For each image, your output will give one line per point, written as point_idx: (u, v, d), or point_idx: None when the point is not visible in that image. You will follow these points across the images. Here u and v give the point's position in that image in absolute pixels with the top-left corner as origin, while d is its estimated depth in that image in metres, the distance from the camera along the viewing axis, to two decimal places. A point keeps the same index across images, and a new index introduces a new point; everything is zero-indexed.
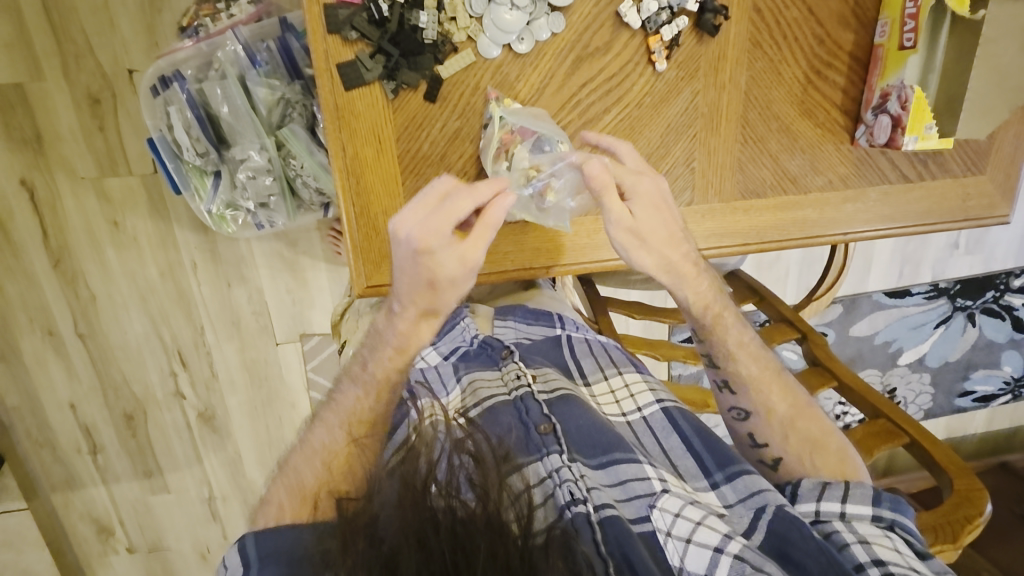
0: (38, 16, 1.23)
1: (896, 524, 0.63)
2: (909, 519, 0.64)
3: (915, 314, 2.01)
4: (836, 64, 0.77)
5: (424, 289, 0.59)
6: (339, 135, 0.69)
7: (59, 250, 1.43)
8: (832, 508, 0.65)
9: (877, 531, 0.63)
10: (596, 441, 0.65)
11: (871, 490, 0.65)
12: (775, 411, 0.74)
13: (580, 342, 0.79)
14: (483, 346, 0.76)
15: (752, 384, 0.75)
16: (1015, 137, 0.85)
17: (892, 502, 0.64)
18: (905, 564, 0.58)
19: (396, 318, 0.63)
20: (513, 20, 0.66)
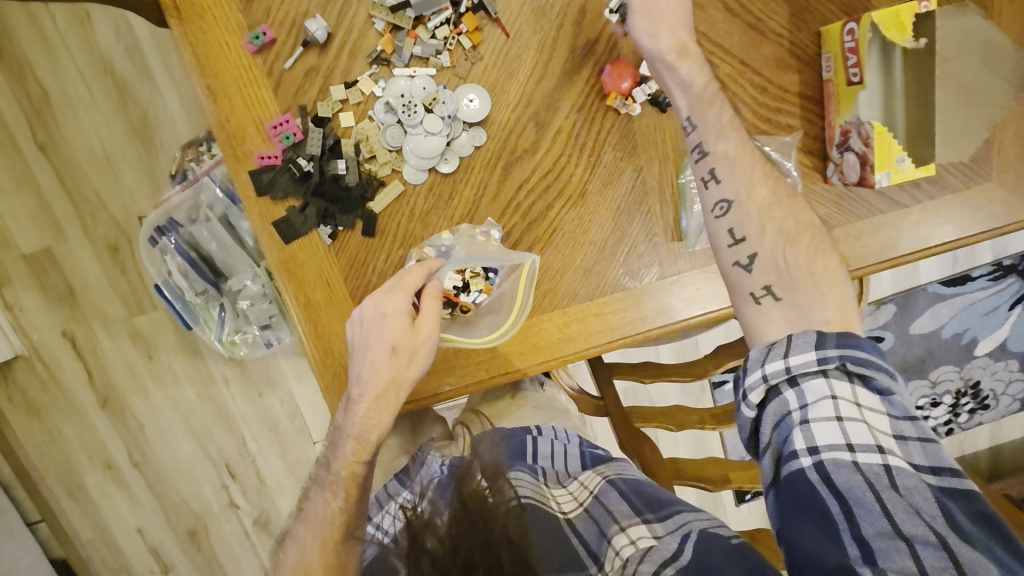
0: (53, 186, 1.35)
1: (846, 362, 0.55)
2: (858, 350, 0.55)
3: (983, 299, 1.81)
4: (787, 107, 0.72)
5: (388, 356, 0.62)
6: (290, 288, 0.69)
7: (105, 390, 1.54)
8: (777, 370, 0.56)
9: (825, 390, 0.54)
10: (554, 554, 0.61)
11: (814, 334, 0.56)
12: (771, 242, 0.62)
13: (544, 443, 0.82)
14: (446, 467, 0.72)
15: (751, 192, 0.64)
16: (1019, 134, 0.75)
17: (839, 338, 0.55)
18: (839, 441, 0.52)
19: (352, 403, 0.64)
20: (433, 144, 0.66)
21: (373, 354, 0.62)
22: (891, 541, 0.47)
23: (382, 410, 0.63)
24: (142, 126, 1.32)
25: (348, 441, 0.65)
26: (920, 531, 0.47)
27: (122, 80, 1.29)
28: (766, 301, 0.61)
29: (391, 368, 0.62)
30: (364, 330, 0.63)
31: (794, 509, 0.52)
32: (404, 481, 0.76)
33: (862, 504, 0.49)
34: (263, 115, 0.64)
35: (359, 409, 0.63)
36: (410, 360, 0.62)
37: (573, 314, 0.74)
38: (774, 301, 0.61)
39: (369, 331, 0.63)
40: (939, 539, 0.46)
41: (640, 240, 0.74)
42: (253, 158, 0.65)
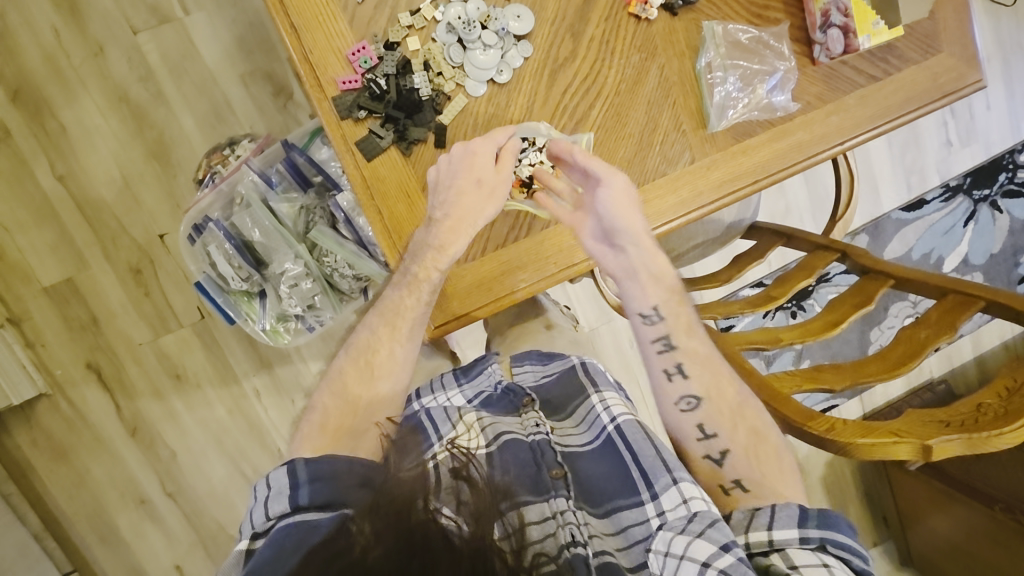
0: (72, 215, 1.37)
1: (825, 542, 0.64)
2: (837, 531, 0.65)
3: (940, 220, 2.01)
4: (772, 4, 0.86)
5: (474, 186, 0.73)
6: (372, 202, 0.77)
7: (133, 419, 1.51)
8: (762, 538, 0.66)
9: (810, 554, 0.63)
10: (597, 491, 0.78)
11: (795, 511, 0.66)
12: (721, 402, 0.76)
13: (590, 367, 0.94)
14: (505, 391, 0.94)
15: (712, 388, 0.76)
16: (955, 11, 0.92)
17: (818, 520, 0.65)
18: None
19: (433, 226, 0.74)
20: (490, 57, 0.76)
21: (460, 184, 0.73)
22: None
23: (459, 232, 0.73)
24: (158, 148, 1.38)
25: (427, 252, 0.74)
26: None
27: (138, 105, 1.36)
28: (738, 491, 0.72)
29: (475, 197, 0.73)
30: (452, 166, 0.74)
31: None
32: (459, 379, 0.98)
33: None
34: (342, 45, 0.73)
35: (442, 227, 0.73)
36: (492, 192, 0.74)
37: None
38: (745, 490, 0.71)
39: (459, 164, 0.73)
40: None
41: (671, 129, 0.85)
42: (336, 85, 0.74)
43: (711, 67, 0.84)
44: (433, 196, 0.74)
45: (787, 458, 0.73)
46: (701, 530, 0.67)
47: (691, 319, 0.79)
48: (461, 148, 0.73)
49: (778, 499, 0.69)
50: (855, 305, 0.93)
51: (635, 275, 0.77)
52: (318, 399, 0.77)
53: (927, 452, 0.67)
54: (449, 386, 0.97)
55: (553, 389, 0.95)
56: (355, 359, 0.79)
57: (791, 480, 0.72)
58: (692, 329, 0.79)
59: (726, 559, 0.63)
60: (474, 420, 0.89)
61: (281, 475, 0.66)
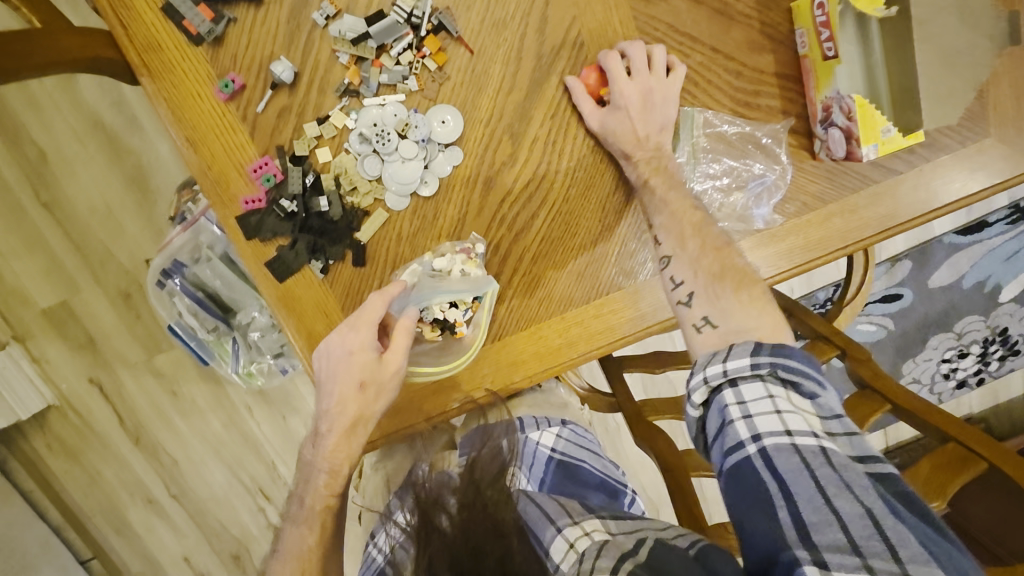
0: (60, 240, 1.38)
1: (777, 366, 0.56)
2: (789, 355, 0.57)
3: (1003, 244, 1.77)
4: (766, 88, 0.71)
5: (355, 392, 0.63)
6: (288, 325, 0.70)
7: (135, 429, 1.58)
8: (716, 372, 0.58)
9: (762, 389, 0.56)
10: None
11: (752, 342, 0.58)
12: (727, 295, 0.63)
13: (521, 444, 0.85)
14: (433, 479, 0.73)
15: (689, 241, 0.66)
16: (1011, 86, 0.74)
17: (772, 345, 0.57)
18: (780, 429, 0.54)
19: (320, 436, 0.65)
20: (411, 169, 0.66)
21: (339, 389, 0.63)
22: (822, 516, 0.49)
23: (349, 442, 0.63)
24: (137, 174, 1.35)
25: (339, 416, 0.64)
26: (851, 506, 0.49)
27: (113, 130, 1.32)
28: (708, 330, 0.62)
29: (358, 403, 0.63)
30: (330, 364, 0.64)
31: (737, 501, 0.53)
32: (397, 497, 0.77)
33: (799, 489, 0.51)
34: (243, 159, 0.65)
35: (331, 438, 0.65)
36: (377, 393, 0.64)
37: (571, 318, 0.73)
38: (713, 327, 0.62)
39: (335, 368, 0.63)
40: (867, 512, 0.48)
41: (630, 238, 0.73)
42: (239, 203, 0.66)
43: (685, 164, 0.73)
44: (318, 400, 0.65)
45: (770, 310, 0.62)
46: (591, 567, 0.56)
47: (673, 182, 0.68)
48: (336, 346, 0.64)
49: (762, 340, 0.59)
50: None
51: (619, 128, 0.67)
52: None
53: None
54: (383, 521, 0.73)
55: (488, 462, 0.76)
56: None
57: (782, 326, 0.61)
58: (675, 185, 0.68)
59: None
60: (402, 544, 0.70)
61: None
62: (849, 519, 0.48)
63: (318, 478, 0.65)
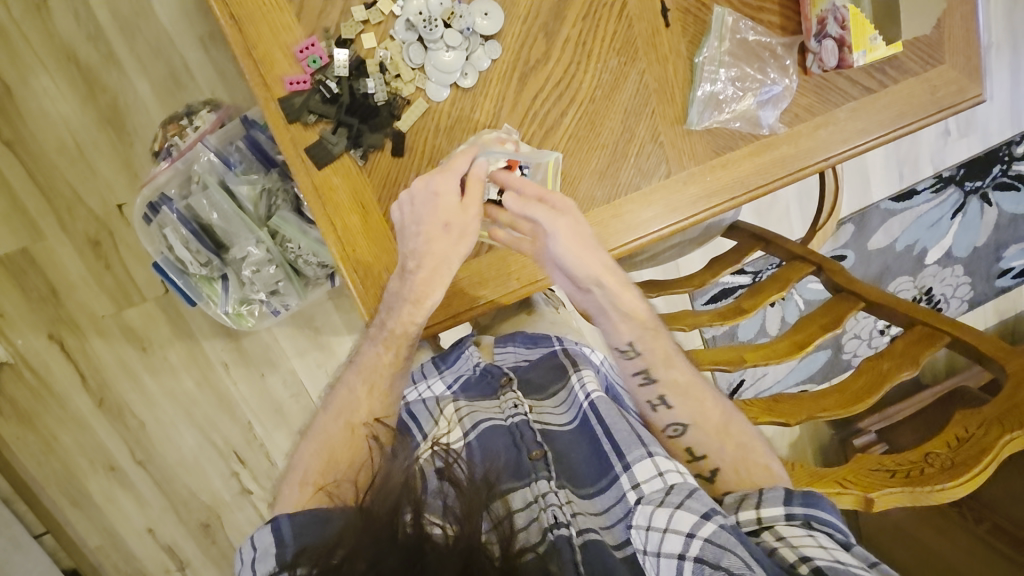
0: (23, 181, 1.30)
1: (811, 518, 0.65)
2: (820, 508, 0.65)
3: (928, 212, 1.98)
4: (767, 6, 0.81)
5: (441, 232, 0.68)
6: (326, 212, 0.71)
7: (99, 389, 1.48)
8: (751, 519, 0.67)
9: (799, 531, 0.64)
10: (581, 474, 0.78)
11: (781, 492, 0.68)
12: (678, 381, 0.78)
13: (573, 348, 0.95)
14: (484, 373, 0.93)
15: (666, 365, 0.78)
16: (961, 19, 0.86)
17: (802, 498, 0.66)
18: (826, 555, 0.59)
19: (407, 273, 0.70)
20: (453, 58, 0.70)
21: (426, 231, 0.68)
22: None
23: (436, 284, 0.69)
24: (113, 111, 1.30)
25: (405, 304, 0.70)
26: None
27: (87, 65, 1.26)
28: (661, 408, 0.78)
29: (444, 242, 0.68)
30: (415, 208, 0.68)
31: None
32: (439, 366, 0.94)
33: None
34: (288, 41, 0.67)
35: (416, 279, 0.69)
36: (459, 239, 0.69)
37: (594, 215, 0.79)
38: (668, 408, 0.77)
39: (423, 208, 0.68)
40: None
41: (649, 140, 0.79)
42: (283, 85, 0.67)
43: (709, 60, 0.78)
44: (402, 243, 0.70)
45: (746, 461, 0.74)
46: (679, 502, 0.66)
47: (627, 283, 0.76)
48: (426, 185, 0.68)
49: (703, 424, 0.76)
50: (822, 328, 0.91)
51: (608, 309, 0.76)
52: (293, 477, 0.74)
53: (870, 503, 0.70)
54: (430, 374, 0.93)
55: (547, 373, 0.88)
56: (337, 418, 0.74)
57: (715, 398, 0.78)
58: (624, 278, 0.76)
59: (709, 528, 0.63)
60: (453, 411, 0.88)
61: (263, 538, 0.64)
62: None
63: (401, 307, 0.71)
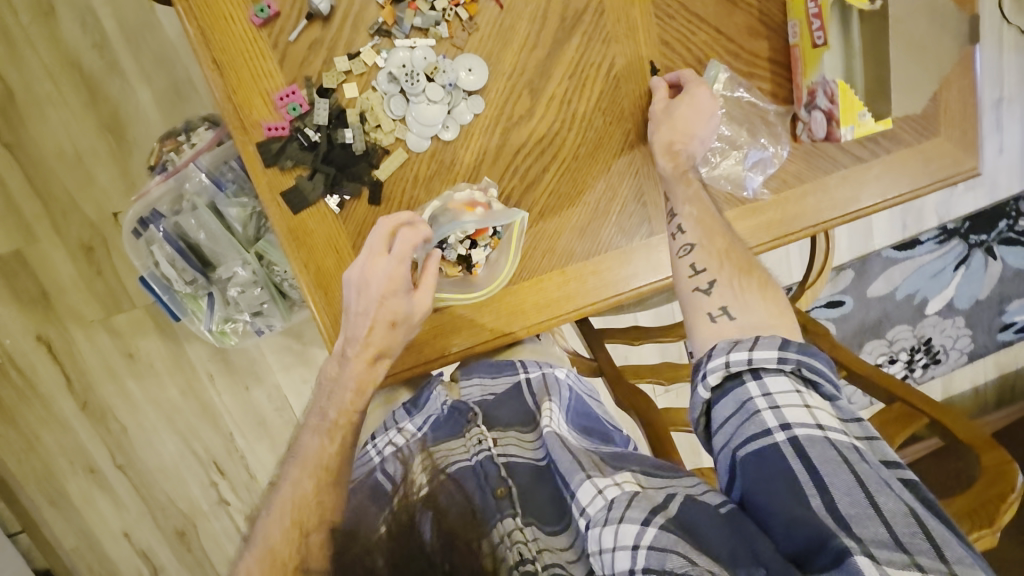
0: (22, 185, 1.32)
1: (801, 365, 0.62)
2: (815, 360, 0.63)
3: (931, 262, 1.96)
4: (758, 72, 0.78)
5: (385, 328, 0.69)
6: (299, 257, 0.71)
7: (83, 392, 1.49)
8: (741, 360, 0.63)
9: (787, 383, 0.62)
10: (546, 510, 0.72)
11: (778, 338, 0.63)
12: (741, 289, 0.69)
13: (537, 381, 0.89)
14: (451, 411, 0.85)
15: (743, 276, 0.70)
16: (960, 92, 0.84)
17: (798, 346, 0.63)
18: (808, 420, 0.59)
19: (345, 359, 0.72)
20: (435, 112, 0.70)
21: (370, 321, 0.69)
22: (861, 508, 0.53)
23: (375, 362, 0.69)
24: (113, 121, 1.31)
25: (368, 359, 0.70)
26: (894, 504, 0.53)
27: (92, 74, 1.28)
28: (722, 320, 0.68)
29: (386, 337, 0.70)
30: (359, 294, 0.68)
31: (766, 478, 0.57)
32: (411, 412, 0.86)
33: (833, 477, 0.55)
34: (269, 87, 0.67)
35: (354, 365, 0.72)
36: (403, 330, 0.71)
37: (571, 273, 0.78)
38: (730, 318, 0.67)
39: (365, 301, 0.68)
40: (909, 510, 0.52)
41: (631, 201, 0.78)
42: (261, 130, 0.67)
43: None
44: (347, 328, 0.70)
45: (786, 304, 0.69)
46: (621, 515, 0.61)
47: (699, 192, 0.75)
48: (377, 278, 0.67)
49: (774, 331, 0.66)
50: None
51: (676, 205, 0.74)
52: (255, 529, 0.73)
53: None
54: (400, 420, 0.85)
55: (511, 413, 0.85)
56: (282, 517, 0.66)
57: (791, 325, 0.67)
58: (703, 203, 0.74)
59: (649, 534, 0.58)
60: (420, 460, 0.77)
61: None
62: (891, 516, 0.52)
63: (343, 394, 0.73)
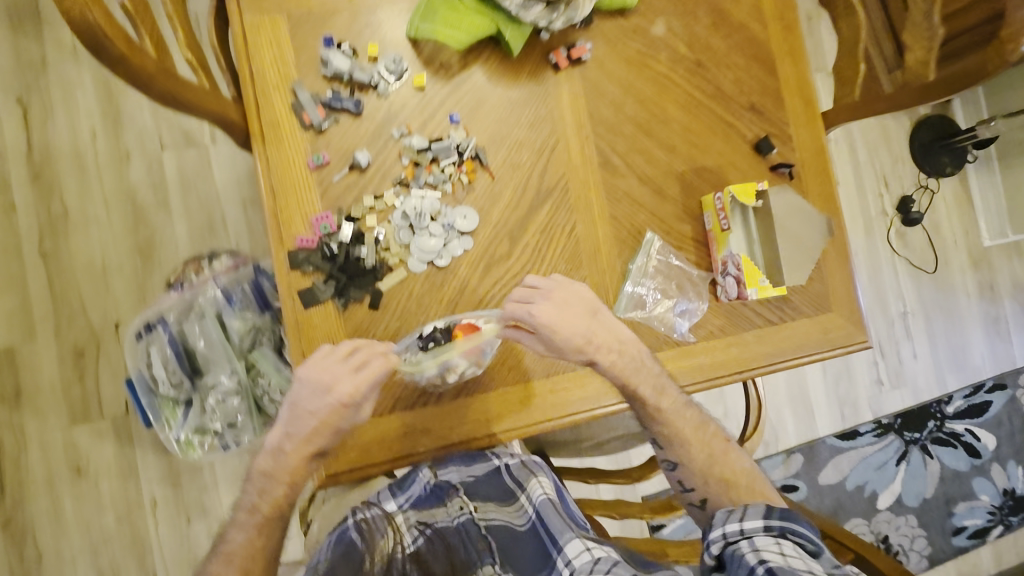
0: (41, 291, 1.45)
1: (786, 530, 0.73)
2: (796, 523, 0.73)
3: (873, 454, 2.08)
4: (685, 247, 1.01)
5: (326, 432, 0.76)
6: (299, 346, 0.84)
7: (13, 507, 1.41)
8: (734, 530, 0.74)
9: (770, 539, 0.72)
10: (531, 565, 0.81)
11: (762, 507, 0.75)
12: (697, 464, 0.90)
13: (516, 466, 0.95)
14: (433, 489, 0.91)
15: (704, 464, 0.90)
16: (844, 280, 1.07)
17: (781, 512, 0.74)
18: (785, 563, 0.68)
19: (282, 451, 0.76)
20: (433, 243, 0.89)
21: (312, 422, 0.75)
22: None
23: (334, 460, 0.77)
24: (146, 246, 1.50)
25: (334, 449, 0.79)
26: None
27: (142, 207, 1.50)
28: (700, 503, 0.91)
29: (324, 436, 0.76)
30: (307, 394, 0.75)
31: None
32: (394, 491, 0.93)
33: None
34: (308, 211, 0.86)
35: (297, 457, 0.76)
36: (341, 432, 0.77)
37: (532, 388, 0.91)
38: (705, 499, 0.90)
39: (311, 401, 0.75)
40: None
41: None
42: (294, 241, 0.85)
43: (638, 270, 0.98)
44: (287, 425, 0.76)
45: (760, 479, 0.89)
46: (607, 568, 0.72)
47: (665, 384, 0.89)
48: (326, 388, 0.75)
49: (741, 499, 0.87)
50: None
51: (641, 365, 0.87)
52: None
53: None
54: (383, 500, 0.91)
55: (495, 489, 0.92)
56: None
57: (750, 481, 0.89)
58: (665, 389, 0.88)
59: None
60: (404, 524, 0.86)
61: None
62: None
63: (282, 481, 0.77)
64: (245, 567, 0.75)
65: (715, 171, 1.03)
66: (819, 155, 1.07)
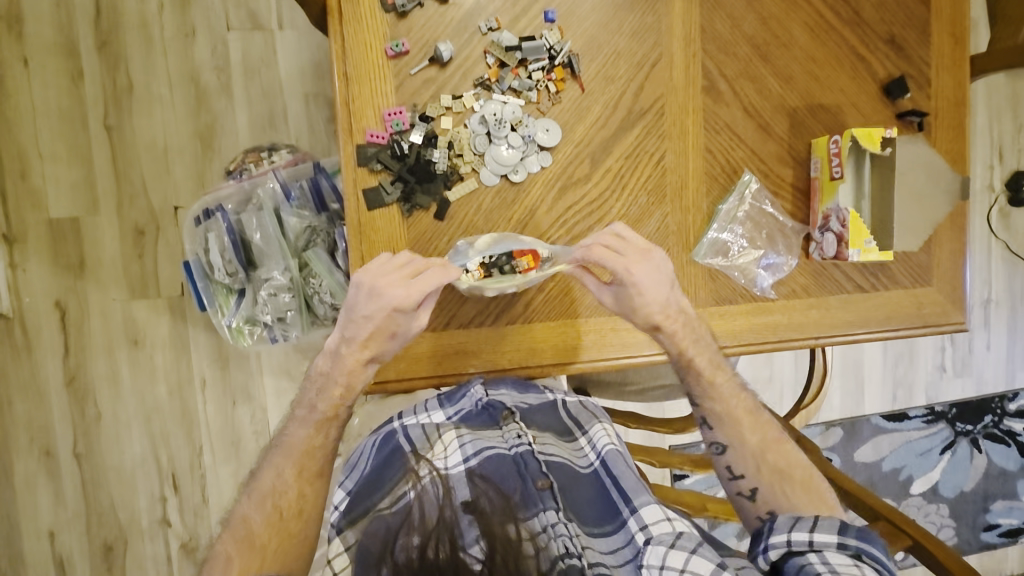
0: (105, 164, 1.45)
1: (862, 551, 0.72)
2: (873, 545, 0.72)
3: (918, 439, 1.99)
4: (782, 194, 0.91)
5: (382, 334, 0.74)
6: (360, 247, 0.80)
7: (75, 368, 1.49)
8: (803, 540, 0.73)
9: (846, 558, 0.71)
10: (591, 514, 0.81)
11: (837, 522, 0.74)
12: (748, 447, 0.83)
13: (573, 404, 0.97)
14: (485, 408, 0.92)
15: (756, 451, 0.83)
16: (953, 253, 0.95)
17: (857, 531, 0.73)
18: None
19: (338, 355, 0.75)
20: (510, 155, 0.82)
21: (366, 325, 0.73)
22: None
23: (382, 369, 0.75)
24: (207, 131, 1.47)
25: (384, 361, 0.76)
26: None
27: (205, 89, 1.46)
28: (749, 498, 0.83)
29: (379, 342, 0.74)
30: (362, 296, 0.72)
31: None
32: (442, 402, 0.94)
33: None
34: (382, 104, 0.80)
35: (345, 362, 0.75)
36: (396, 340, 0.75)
37: (592, 324, 0.86)
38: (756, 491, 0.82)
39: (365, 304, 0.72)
40: None
41: None
42: (364, 135, 0.80)
43: (727, 213, 0.89)
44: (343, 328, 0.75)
45: (817, 478, 0.82)
46: (692, 548, 0.71)
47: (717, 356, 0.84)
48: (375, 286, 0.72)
49: (794, 498, 0.80)
50: None
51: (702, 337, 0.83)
52: (238, 510, 0.75)
53: None
54: (431, 409, 0.94)
55: (550, 421, 0.94)
56: (261, 501, 0.74)
57: (806, 480, 0.82)
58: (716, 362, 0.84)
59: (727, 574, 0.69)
60: (453, 439, 0.88)
61: None
62: None
63: (332, 388, 0.76)
64: (291, 458, 0.76)
65: (832, 112, 0.90)
66: (957, 107, 0.93)
